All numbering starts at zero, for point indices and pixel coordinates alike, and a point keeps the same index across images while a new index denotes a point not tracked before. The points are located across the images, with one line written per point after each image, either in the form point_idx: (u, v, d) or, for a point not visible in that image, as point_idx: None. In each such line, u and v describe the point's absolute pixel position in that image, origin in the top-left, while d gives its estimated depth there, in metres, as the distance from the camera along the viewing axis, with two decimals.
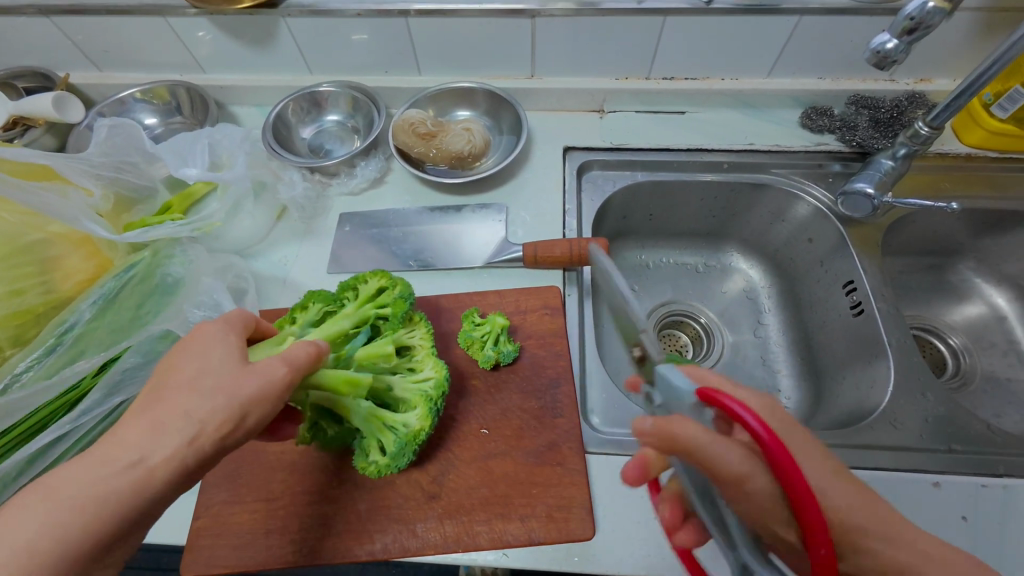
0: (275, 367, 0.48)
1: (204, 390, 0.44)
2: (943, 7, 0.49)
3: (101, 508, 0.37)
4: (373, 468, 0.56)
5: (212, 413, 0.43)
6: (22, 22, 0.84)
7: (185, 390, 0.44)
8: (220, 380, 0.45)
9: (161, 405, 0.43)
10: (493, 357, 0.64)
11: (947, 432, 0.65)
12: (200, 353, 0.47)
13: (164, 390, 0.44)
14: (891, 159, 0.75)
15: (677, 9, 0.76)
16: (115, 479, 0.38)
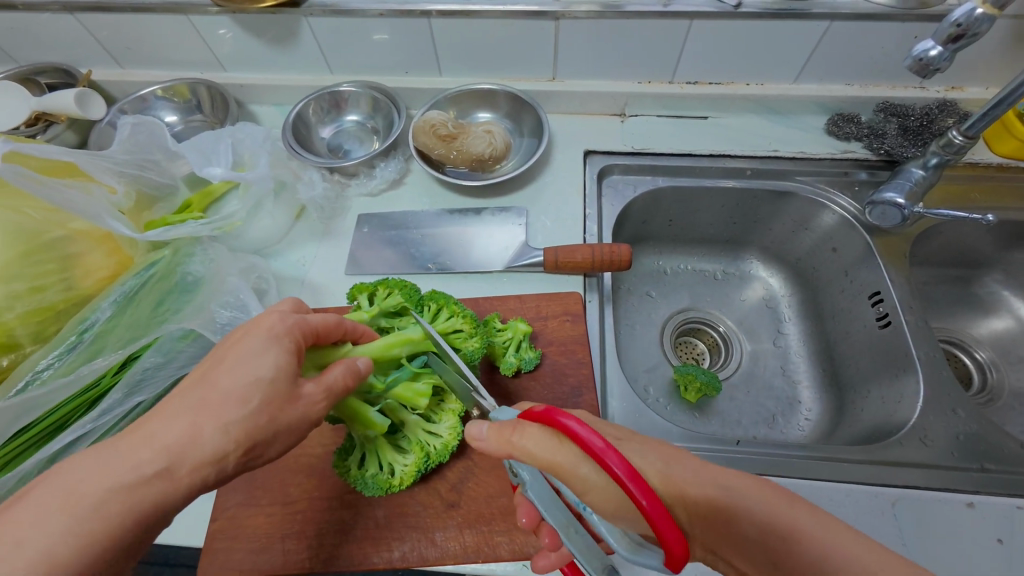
0: (315, 396, 0.48)
1: (247, 405, 0.43)
2: (991, 14, 0.48)
3: (122, 520, 0.37)
4: (385, 481, 0.56)
5: (248, 436, 0.43)
6: (47, 18, 0.84)
7: (232, 399, 0.42)
8: (265, 396, 0.44)
9: (208, 409, 0.41)
10: (514, 364, 0.63)
11: (977, 450, 0.63)
12: (256, 354, 0.45)
13: (214, 388, 0.42)
14: (922, 168, 0.74)
15: (704, 12, 0.75)
16: (147, 490, 0.38)
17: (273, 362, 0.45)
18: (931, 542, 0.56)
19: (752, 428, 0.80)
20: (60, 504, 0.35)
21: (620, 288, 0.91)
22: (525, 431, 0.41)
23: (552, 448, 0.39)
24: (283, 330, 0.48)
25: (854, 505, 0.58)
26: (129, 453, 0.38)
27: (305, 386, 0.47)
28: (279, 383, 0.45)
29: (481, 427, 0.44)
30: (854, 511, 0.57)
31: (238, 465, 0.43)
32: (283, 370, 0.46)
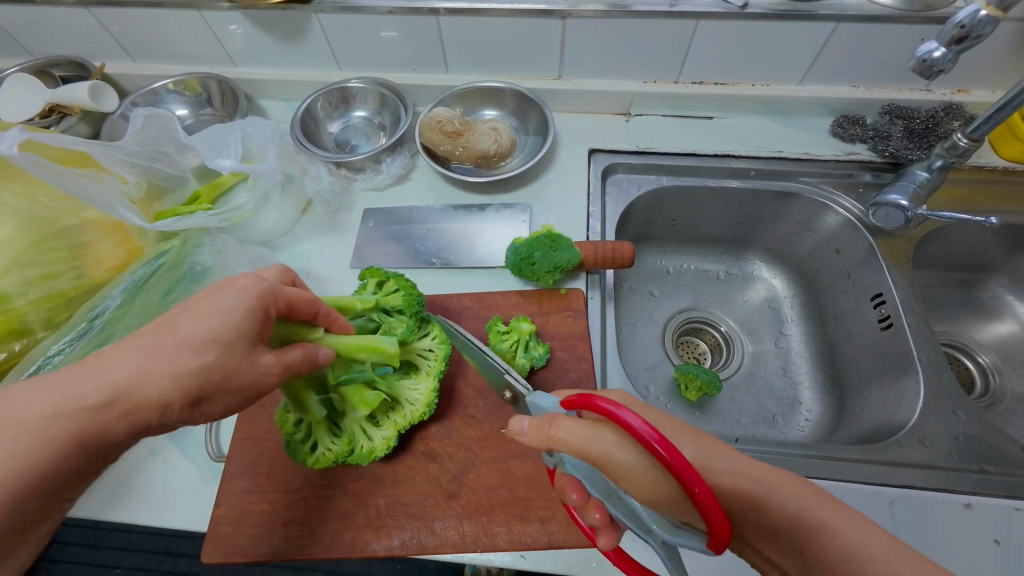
0: (271, 367, 0.47)
1: (200, 358, 0.42)
2: (995, 16, 0.48)
3: (54, 448, 0.38)
4: (307, 459, 0.58)
5: (194, 388, 0.42)
6: (62, 12, 0.85)
7: (187, 349, 0.42)
8: (219, 354, 0.43)
9: (161, 354, 0.41)
10: (526, 364, 0.63)
11: (977, 452, 0.63)
12: (220, 309, 0.44)
13: (171, 334, 0.42)
14: (926, 170, 0.74)
15: (710, 13, 0.76)
16: (87, 425, 0.39)
17: (234, 323, 0.45)
18: (927, 542, 0.56)
19: (751, 428, 0.80)
20: (11, 426, 0.37)
21: (622, 286, 0.91)
22: (560, 423, 0.41)
23: (593, 433, 0.40)
24: (254, 292, 0.47)
25: (851, 504, 0.58)
26: (81, 383, 0.39)
27: (264, 357, 0.47)
28: (236, 341, 0.44)
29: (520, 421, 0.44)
30: (851, 509, 0.58)
31: (182, 415, 0.43)
32: (242, 332, 0.45)
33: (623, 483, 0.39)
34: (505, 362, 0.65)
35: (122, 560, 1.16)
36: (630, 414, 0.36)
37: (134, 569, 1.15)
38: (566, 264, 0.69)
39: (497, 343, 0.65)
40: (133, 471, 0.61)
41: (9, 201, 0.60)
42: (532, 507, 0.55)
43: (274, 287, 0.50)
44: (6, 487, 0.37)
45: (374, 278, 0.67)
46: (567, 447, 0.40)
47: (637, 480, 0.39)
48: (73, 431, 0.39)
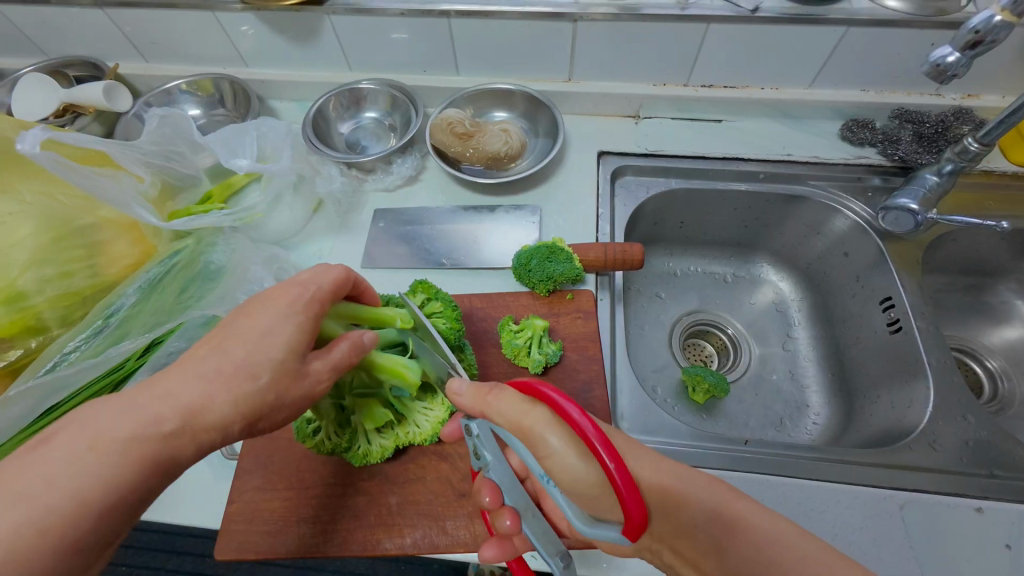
0: (321, 374, 0.49)
1: (263, 376, 0.45)
2: (1009, 22, 0.49)
3: (136, 469, 0.39)
4: (306, 436, 0.59)
5: (255, 408, 0.45)
6: (77, 12, 0.86)
7: (250, 368, 0.45)
8: (279, 368, 0.46)
9: (225, 376, 0.44)
10: (541, 360, 0.64)
11: (987, 457, 0.63)
12: (273, 327, 0.47)
13: (230, 358, 0.45)
14: (936, 174, 0.74)
15: (721, 17, 0.76)
16: (161, 448, 0.41)
17: (288, 339, 0.47)
18: (938, 547, 0.56)
19: (759, 431, 0.80)
20: (82, 453, 0.37)
21: (630, 287, 0.91)
22: (502, 395, 0.46)
23: (527, 411, 0.45)
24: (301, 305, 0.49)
25: (861, 508, 0.58)
26: (152, 406, 0.41)
27: (312, 366, 0.49)
28: (288, 362, 0.47)
29: (463, 384, 0.49)
30: (862, 513, 0.58)
31: (239, 434, 0.46)
32: (296, 347, 0.48)
33: (546, 461, 0.45)
34: (519, 360, 0.66)
35: (127, 558, 1.16)
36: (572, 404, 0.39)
37: (140, 567, 1.16)
38: (561, 276, 0.69)
39: (511, 339, 0.66)
40: None
41: (29, 199, 0.61)
42: None
43: (321, 294, 0.51)
44: (93, 512, 0.37)
45: (423, 293, 0.66)
46: (503, 420, 0.45)
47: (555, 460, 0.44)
48: (151, 453, 0.40)
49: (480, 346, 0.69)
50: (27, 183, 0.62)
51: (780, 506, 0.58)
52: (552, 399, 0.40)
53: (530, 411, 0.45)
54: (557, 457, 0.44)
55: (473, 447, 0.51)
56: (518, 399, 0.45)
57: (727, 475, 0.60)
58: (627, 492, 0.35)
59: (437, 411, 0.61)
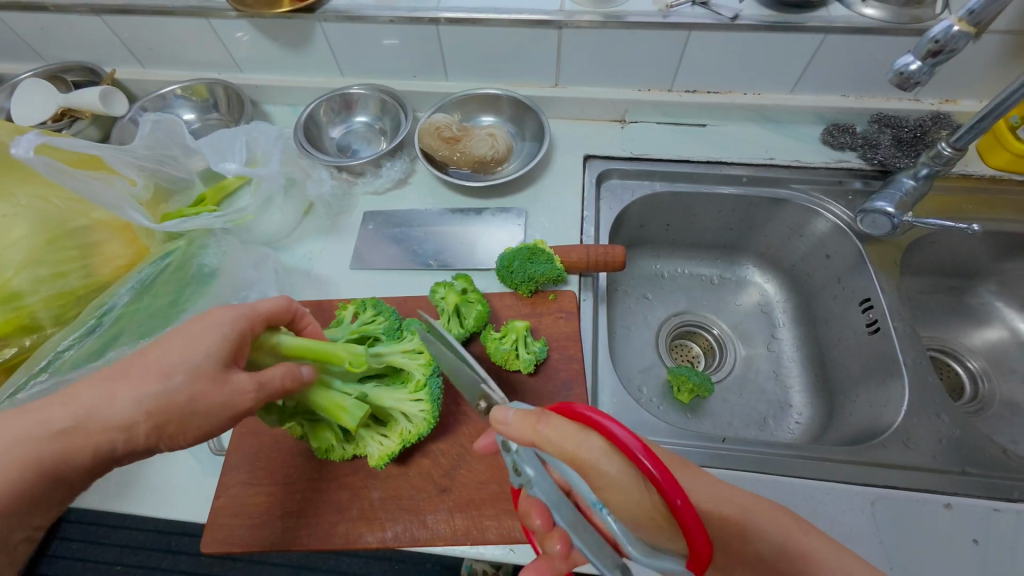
0: (239, 386, 0.50)
1: (169, 382, 0.47)
2: (967, 32, 0.50)
3: (30, 466, 0.43)
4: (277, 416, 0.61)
5: (158, 412, 0.47)
6: (74, 19, 0.88)
7: (155, 374, 0.48)
8: (189, 377, 0.48)
9: (126, 383, 0.47)
10: (530, 359, 0.65)
11: (961, 454, 0.64)
12: (188, 337, 0.50)
13: (142, 365, 0.48)
14: (912, 178, 0.75)
15: (702, 24, 0.78)
16: (52, 449, 0.44)
17: (202, 348, 0.50)
18: (908, 541, 0.57)
19: (742, 430, 0.81)
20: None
21: (617, 289, 0.93)
22: (551, 421, 0.42)
23: (575, 438, 0.40)
24: (227, 319, 0.52)
25: (834, 504, 0.59)
26: (54, 407, 0.45)
27: (233, 376, 0.50)
28: (203, 370, 0.49)
29: (506, 413, 0.45)
30: (835, 509, 0.59)
31: (150, 439, 0.48)
32: (209, 355, 0.50)
33: (603, 492, 0.39)
34: (508, 364, 0.66)
35: (123, 557, 1.17)
36: (622, 429, 0.37)
37: (134, 566, 1.17)
38: (542, 277, 0.70)
39: (497, 346, 0.66)
40: (136, 464, 0.63)
41: (25, 203, 0.63)
42: None
43: (251, 312, 0.54)
44: None
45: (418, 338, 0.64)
46: (552, 447, 0.41)
47: (612, 492, 0.39)
48: (53, 446, 0.44)
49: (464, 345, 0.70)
50: (21, 186, 0.64)
51: None
52: (600, 425, 0.39)
53: (581, 437, 0.40)
54: (611, 486, 0.38)
55: (512, 464, 0.50)
56: (567, 425, 0.40)
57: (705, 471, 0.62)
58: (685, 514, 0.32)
59: (389, 441, 0.59)
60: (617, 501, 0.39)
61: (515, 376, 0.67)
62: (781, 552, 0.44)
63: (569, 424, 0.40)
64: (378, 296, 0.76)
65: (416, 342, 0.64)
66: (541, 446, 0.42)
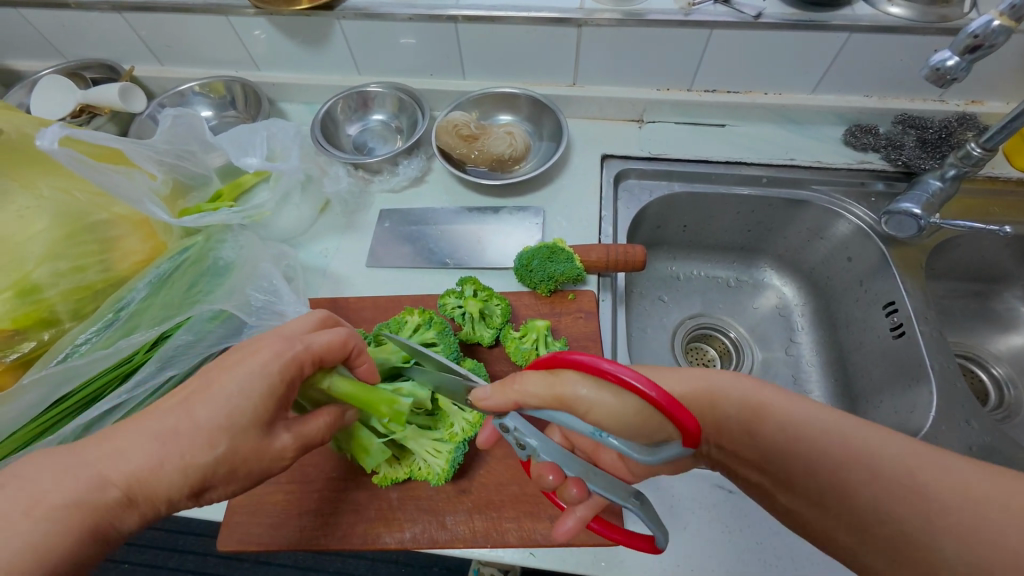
0: (285, 448, 0.49)
1: (217, 449, 0.45)
2: (1007, 27, 0.49)
3: (73, 536, 0.40)
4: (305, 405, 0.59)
5: (205, 475, 0.45)
6: (95, 16, 0.89)
7: (203, 439, 0.44)
8: (239, 442, 0.46)
9: (175, 444, 0.44)
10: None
11: (991, 461, 0.63)
12: (239, 393, 0.46)
13: (189, 423, 0.44)
14: (939, 180, 0.74)
15: (724, 23, 0.77)
16: (100, 516, 0.41)
17: (252, 408, 0.46)
18: None
19: None
20: (16, 519, 0.38)
21: (633, 291, 0.92)
22: (523, 380, 0.46)
23: (551, 384, 0.45)
24: (278, 365, 0.48)
25: None
26: (95, 468, 0.42)
27: (277, 438, 0.48)
28: (252, 432, 0.46)
29: (484, 391, 0.47)
30: None
31: (192, 496, 0.46)
32: (258, 414, 0.47)
33: (591, 415, 0.45)
34: (529, 365, 0.65)
35: (130, 556, 1.17)
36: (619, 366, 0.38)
37: (142, 565, 1.17)
38: (561, 276, 0.69)
39: (517, 346, 0.66)
40: None
41: (47, 194, 0.63)
42: (542, 505, 0.56)
43: (304, 356, 0.50)
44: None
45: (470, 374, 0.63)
46: (533, 400, 0.45)
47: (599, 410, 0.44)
48: (99, 522, 0.41)
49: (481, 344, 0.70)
50: (45, 176, 0.64)
51: None
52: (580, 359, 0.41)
53: (555, 377, 0.45)
54: (593, 405, 0.44)
55: (513, 441, 0.48)
56: (540, 376, 0.46)
57: None
58: (671, 404, 0.35)
59: (399, 468, 0.58)
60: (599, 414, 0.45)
61: None
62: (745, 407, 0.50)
63: (540, 376, 0.46)
64: (395, 294, 0.75)
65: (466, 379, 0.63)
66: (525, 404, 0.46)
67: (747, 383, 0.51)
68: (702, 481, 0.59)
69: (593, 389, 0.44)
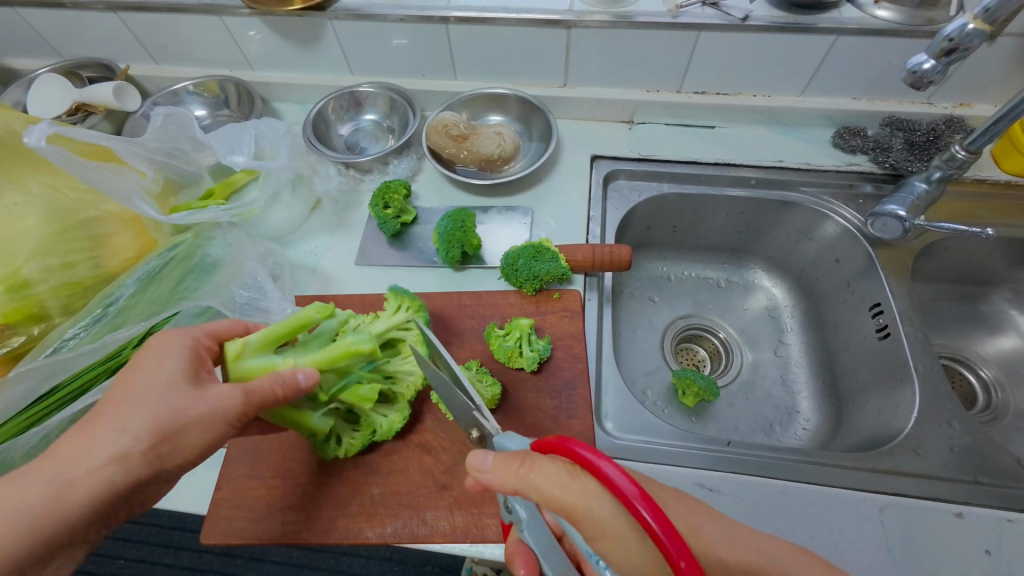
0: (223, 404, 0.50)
1: (152, 405, 0.47)
2: (983, 30, 0.49)
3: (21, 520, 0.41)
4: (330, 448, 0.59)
5: (150, 433, 0.46)
6: (91, 16, 0.90)
7: (132, 403, 0.46)
8: (171, 398, 0.47)
9: (105, 421, 0.45)
10: (534, 357, 0.65)
11: (973, 463, 0.63)
12: (155, 361, 0.49)
13: (116, 403, 0.47)
14: (925, 182, 0.74)
15: (712, 25, 0.77)
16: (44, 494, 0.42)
17: (170, 367, 0.49)
18: (918, 550, 0.56)
19: (748, 435, 0.80)
20: None
21: (622, 291, 0.92)
22: (538, 466, 0.40)
23: (566, 484, 0.38)
24: (179, 340, 0.52)
25: (842, 510, 0.58)
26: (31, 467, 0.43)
27: (213, 388, 0.50)
28: (179, 383, 0.49)
29: (485, 460, 0.43)
30: (841, 516, 0.58)
31: (146, 466, 0.46)
32: (179, 369, 0.49)
33: (602, 550, 0.36)
34: (512, 362, 0.66)
35: (124, 551, 1.18)
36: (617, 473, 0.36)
37: (136, 560, 1.17)
38: (546, 275, 0.70)
39: (501, 344, 0.66)
40: None
41: (36, 191, 0.64)
42: None
43: (205, 334, 0.56)
44: None
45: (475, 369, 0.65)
46: (543, 498, 0.39)
47: (608, 543, 0.36)
48: (41, 504, 0.42)
49: (467, 343, 0.70)
50: (32, 174, 0.65)
51: (760, 508, 0.58)
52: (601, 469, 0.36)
53: (569, 481, 0.38)
54: (609, 543, 0.36)
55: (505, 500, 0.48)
56: (556, 469, 0.39)
57: (709, 475, 0.61)
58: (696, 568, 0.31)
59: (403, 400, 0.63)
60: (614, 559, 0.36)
61: (519, 375, 0.67)
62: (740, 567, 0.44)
63: (556, 466, 0.39)
64: (383, 291, 0.76)
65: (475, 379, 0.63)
66: (526, 492, 0.40)
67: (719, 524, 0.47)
68: (682, 479, 0.60)
69: (612, 512, 0.35)
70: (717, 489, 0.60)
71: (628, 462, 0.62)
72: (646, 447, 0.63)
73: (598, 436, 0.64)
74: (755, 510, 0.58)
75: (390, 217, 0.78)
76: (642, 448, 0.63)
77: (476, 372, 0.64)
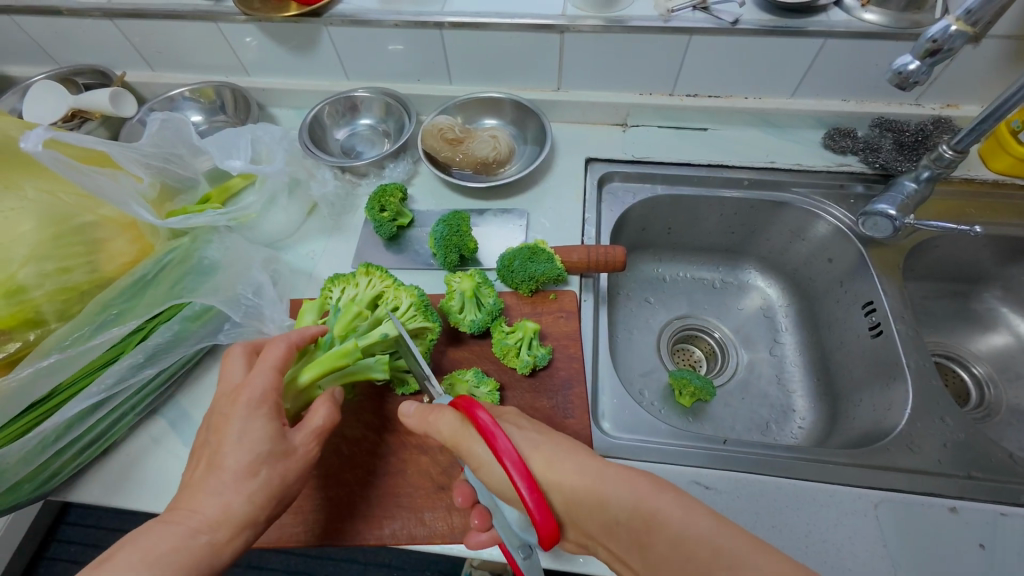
0: (304, 444, 0.52)
1: (260, 472, 0.48)
2: (964, 31, 0.51)
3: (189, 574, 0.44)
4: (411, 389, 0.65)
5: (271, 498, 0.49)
6: (88, 23, 0.90)
7: (243, 474, 0.47)
8: (274, 459, 0.49)
9: (225, 490, 0.47)
10: (530, 362, 0.65)
11: (967, 458, 0.64)
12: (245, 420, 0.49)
13: (224, 468, 0.47)
14: (914, 181, 0.75)
15: (704, 28, 0.78)
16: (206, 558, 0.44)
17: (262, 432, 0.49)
18: (914, 546, 0.56)
19: (745, 434, 0.81)
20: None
21: (619, 293, 0.93)
22: (439, 412, 0.50)
23: (459, 428, 0.48)
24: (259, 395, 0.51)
25: (838, 506, 0.58)
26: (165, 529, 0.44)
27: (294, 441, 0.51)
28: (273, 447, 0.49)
29: (411, 406, 0.53)
30: (837, 512, 0.58)
31: (271, 514, 0.50)
32: (269, 438, 0.50)
33: (480, 471, 0.47)
34: (508, 360, 0.66)
35: None
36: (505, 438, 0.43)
37: None
38: (542, 276, 0.70)
39: (501, 339, 0.67)
40: (135, 459, 0.63)
41: (32, 196, 0.64)
42: None
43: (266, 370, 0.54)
44: None
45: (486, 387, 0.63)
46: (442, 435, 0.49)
47: (485, 469, 0.47)
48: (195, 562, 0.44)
49: (464, 345, 0.71)
50: (29, 179, 0.66)
51: (757, 504, 0.59)
52: (485, 425, 0.43)
53: (464, 428, 0.47)
54: (485, 466, 0.46)
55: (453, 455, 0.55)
56: (451, 418, 0.49)
57: (705, 473, 0.61)
58: (536, 510, 0.39)
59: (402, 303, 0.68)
60: (487, 477, 0.47)
61: (515, 377, 0.67)
62: (635, 515, 0.42)
63: (452, 415, 0.49)
64: None
65: (484, 392, 0.63)
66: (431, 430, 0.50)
67: (639, 485, 0.43)
68: (679, 478, 0.61)
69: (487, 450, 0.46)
70: (714, 487, 0.60)
71: (625, 461, 0.62)
72: (644, 446, 0.63)
73: (595, 435, 0.64)
74: (752, 507, 0.59)
75: (386, 220, 0.78)
76: (640, 445, 0.63)
77: (486, 391, 0.63)
